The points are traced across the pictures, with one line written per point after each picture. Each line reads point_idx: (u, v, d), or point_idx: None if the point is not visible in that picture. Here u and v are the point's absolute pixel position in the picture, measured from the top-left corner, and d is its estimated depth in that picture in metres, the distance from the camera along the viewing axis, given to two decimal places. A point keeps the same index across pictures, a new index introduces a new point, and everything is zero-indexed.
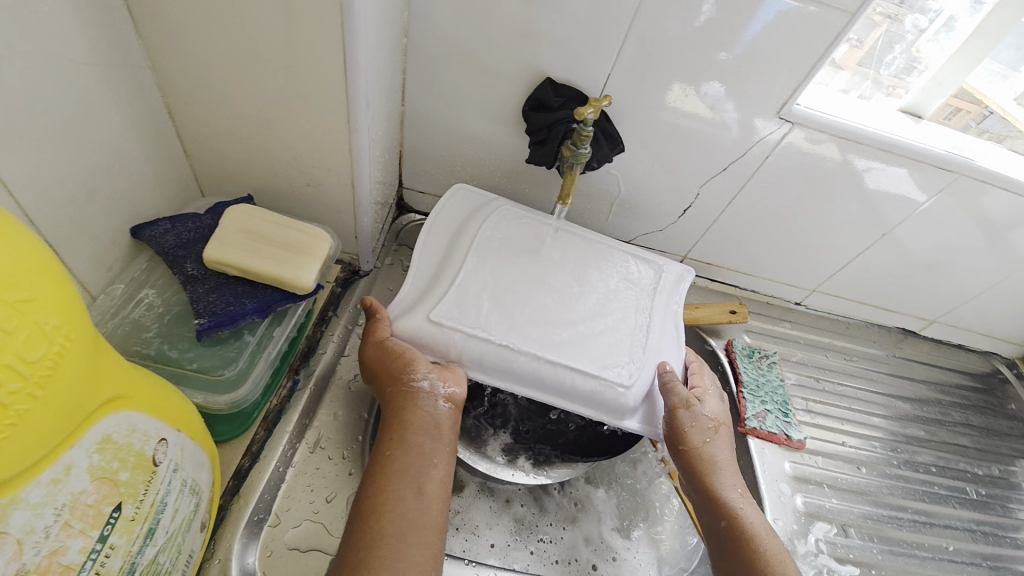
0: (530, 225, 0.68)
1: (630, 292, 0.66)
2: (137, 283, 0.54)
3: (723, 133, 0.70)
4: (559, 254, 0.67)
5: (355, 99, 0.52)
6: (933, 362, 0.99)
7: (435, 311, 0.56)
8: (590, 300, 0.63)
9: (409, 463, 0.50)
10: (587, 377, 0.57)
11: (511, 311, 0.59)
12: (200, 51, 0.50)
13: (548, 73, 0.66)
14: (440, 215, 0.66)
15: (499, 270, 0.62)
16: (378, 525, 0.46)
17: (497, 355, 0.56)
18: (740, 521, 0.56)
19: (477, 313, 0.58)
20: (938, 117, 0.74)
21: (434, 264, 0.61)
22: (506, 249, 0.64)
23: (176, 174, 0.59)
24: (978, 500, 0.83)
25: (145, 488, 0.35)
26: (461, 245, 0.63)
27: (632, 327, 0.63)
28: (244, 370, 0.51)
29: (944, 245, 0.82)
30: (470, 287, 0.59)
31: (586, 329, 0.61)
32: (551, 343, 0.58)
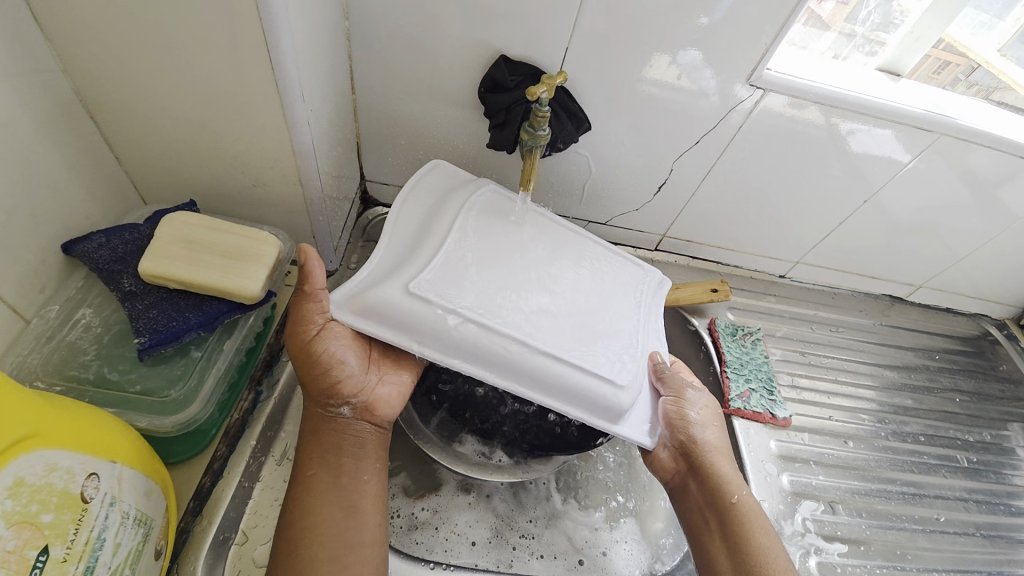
0: (501, 201, 0.62)
1: (614, 289, 0.62)
2: (72, 303, 0.51)
3: (693, 104, 0.67)
4: (531, 232, 0.61)
5: (288, 91, 0.48)
6: (921, 328, 0.97)
7: (415, 280, 0.49)
8: (569, 285, 0.58)
9: (334, 484, 0.50)
10: (586, 377, 0.51)
11: (494, 289, 0.53)
12: (112, 48, 0.46)
13: (503, 51, 0.62)
14: (415, 189, 0.60)
15: (480, 245, 0.56)
16: (308, 550, 0.47)
17: (482, 335, 0.49)
18: (741, 505, 0.56)
19: (458, 290, 0.51)
20: (926, 72, 0.71)
21: (409, 240, 0.55)
22: (489, 223, 0.59)
23: (110, 183, 0.55)
24: (967, 467, 0.82)
25: (75, 527, 0.33)
26: (442, 216, 0.57)
27: (620, 324, 0.59)
28: (193, 388, 0.49)
29: (929, 207, 0.79)
30: (451, 261, 0.53)
31: (576, 327, 0.55)
32: (541, 330, 0.52)
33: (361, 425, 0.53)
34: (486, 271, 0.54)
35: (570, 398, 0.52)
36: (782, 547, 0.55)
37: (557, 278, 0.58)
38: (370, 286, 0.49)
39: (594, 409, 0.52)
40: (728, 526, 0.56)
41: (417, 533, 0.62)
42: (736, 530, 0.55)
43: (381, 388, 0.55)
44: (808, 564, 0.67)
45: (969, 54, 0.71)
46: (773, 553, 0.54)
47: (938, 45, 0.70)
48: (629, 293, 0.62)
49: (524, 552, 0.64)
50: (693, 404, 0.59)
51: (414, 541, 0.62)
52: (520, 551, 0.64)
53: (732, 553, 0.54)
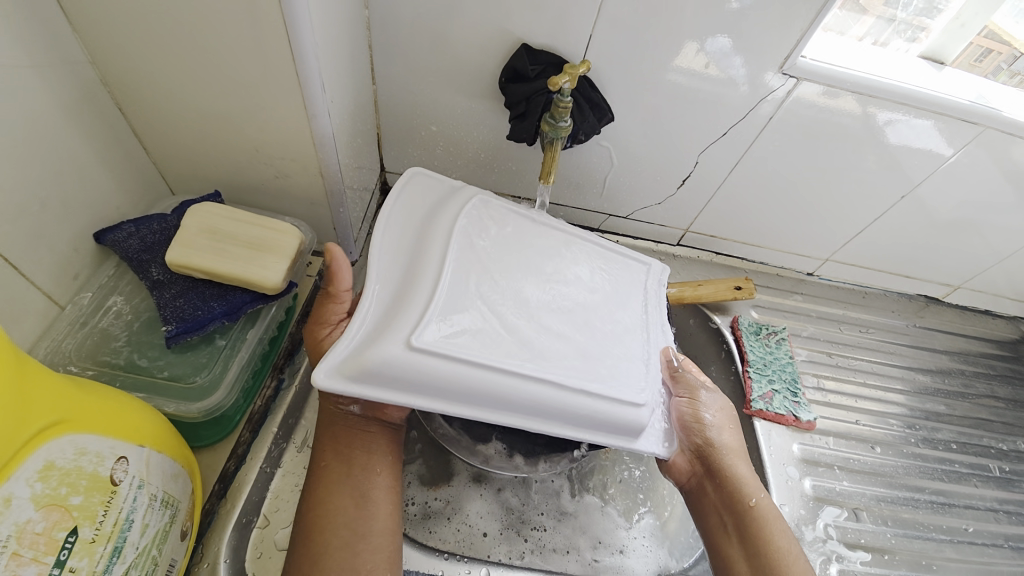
0: (492, 213, 0.59)
1: (619, 290, 0.60)
2: (105, 290, 0.52)
3: (720, 94, 0.65)
4: (525, 242, 0.58)
5: (308, 81, 0.48)
6: (957, 330, 0.93)
7: (415, 337, 0.45)
8: (571, 302, 0.56)
9: (343, 476, 0.51)
10: (604, 402, 0.50)
11: (500, 315, 0.51)
12: (138, 41, 0.46)
13: (525, 39, 0.61)
14: (401, 201, 0.56)
15: (477, 264, 0.53)
16: (319, 537, 0.48)
17: (488, 381, 0.47)
18: (758, 510, 0.55)
19: (464, 328, 0.48)
20: (967, 60, 0.67)
21: (404, 261, 0.51)
22: (480, 235, 0.56)
23: (138, 174, 0.57)
24: (1001, 477, 0.78)
25: (105, 508, 0.35)
26: (432, 233, 0.53)
27: (627, 329, 0.57)
28: (218, 376, 0.50)
29: (971, 204, 0.75)
30: (450, 292, 0.50)
31: (587, 340, 0.54)
32: (553, 358, 0.50)
33: (370, 422, 0.54)
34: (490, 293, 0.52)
35: (590, 424, 0.50)
36: (801, 548, 0.54)
37: (557, 284, 0.57)
38: (367, 344, 0.45)
39: (612, 429, 0.51)
40: (746, 530, 0.55)
41: (431, 523, 0.63)
42: (755, 533, 0.54)
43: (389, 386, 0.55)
44: (828, 572, 0.65)
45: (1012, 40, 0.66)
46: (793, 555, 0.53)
47: (982, 31, 0.65)
48: (632, 290, 0.62)
49: (535, 546, 0.64)
50: (708, 406, 0.58)
51: (428, 531, 0.62)
52: (534, 545, 0.64)
53: (750, 556, 0.54)
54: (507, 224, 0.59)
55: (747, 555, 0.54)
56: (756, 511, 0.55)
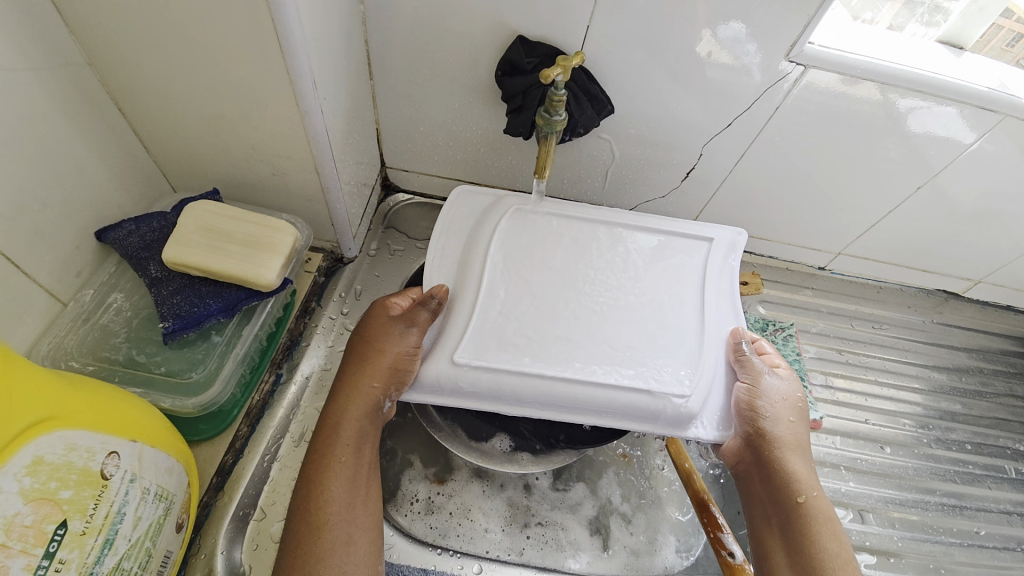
0: (541, 221, 0.60)
1: (680, 275, 0.59)
2: (106, 287, 0.54)
3: (727, 83, 0.63)
4: (575, 245, 0.59)
5: (299, 79, 0.48)
6: (977, 327, 0.89)
7: (458, 353, 0.51)
8: (622, 299, 0.56)
9: (350, 473, 0.48)
10: (645, 393, 0.51)
11: (546, 323, 0.53)
12: (133, 42, 0.47)
13: (521, 31, 0.60)
14: (452, 214, 0.60)
15: (520, 272, 0.56)
16: (320, 534, 0.45)
17: (550, 387, 0.50)
18: (812, 513, 0.49)
19: (505, 338, 0.52)
20: (999, 44, 0.65)
21: (456, 273, 0.56)
22: (528, 244, 0.58)
23: (139, 173, 0.58)
24: (1019, 480, 0.76)
25: (95, 502, 0.36)
26: (480, 245, 0.58)
27: (682, 315, 0.56)
28: (213, 372, 0.51)
29: (994, 194, 0.72)
30: (489, 303, 0.54)
31: (635, 330, 0.55)
32: (593, 357, 0.52)
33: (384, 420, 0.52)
34: (526, 300, 0.55)
35: (635, 416, 0.51)
36: (856, 558, 0.48)
37: (620, 281, 0.58)
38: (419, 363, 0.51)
39: (661, 418, 0.51)
40: (795, 529, 0.49)
41: (431, 518, 0.64)
42: (801, 534, 0.49)
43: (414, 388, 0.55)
44: None
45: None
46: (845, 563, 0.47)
47: (1011, 16, 0.64)
48: (688, 267, 0.59)
49: (537, 540, 0.64)
50: (770, 395, 0.53)
51: (429, 526, 0.63)
52: (532, 540, 0.64)
53: (795, 559, 0.48)
54: (559, 228, 0.60)
55: (790, 555, 0.49)
56: (805, 510, 0.49)
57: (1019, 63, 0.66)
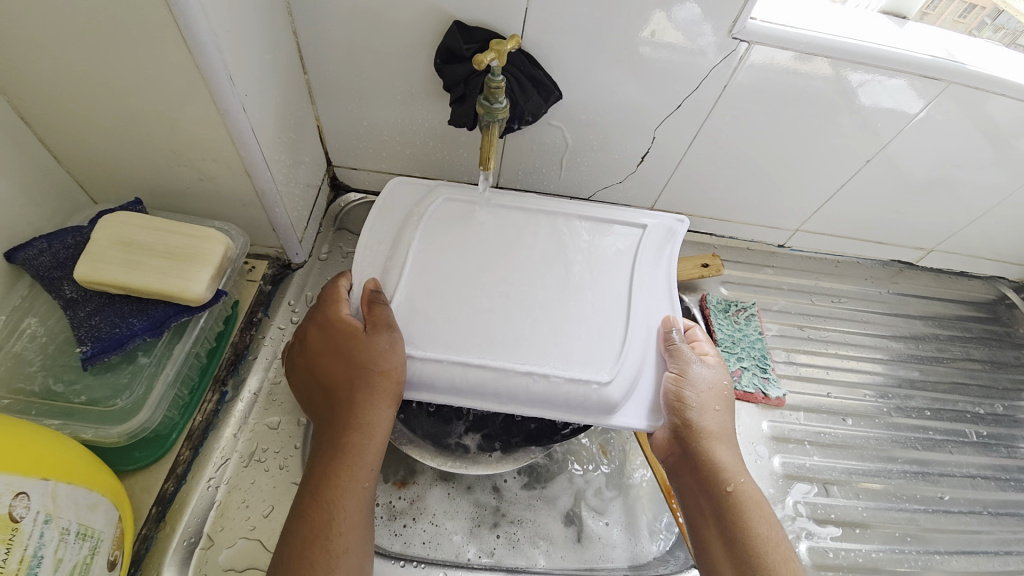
0: (472, 211, 0.60)
1: (609, 263, 0.58)
2: (20, 312, 0.50)
3: (677, 61, 0.61)
4: (509, 233, 0.59)
5: (213, 76, 0.45)
6: (932, 295, 0.91)
7: None
8: (550, 286, 0.56)
9: (364, 494, 0.47)
10: (562, 379, 0.50)
11: (474, 311, 0.53)
12: (21, 40, 0.42)
13: (457, 17, 0.57)
14: (383, 209, 0.60)
15: (447, 263, 0.56)
16: (338, 562, 0.44)
17: (482, 375, 0.50)
18: (741, 500, 0.50)
19: (430, 323, 0.52)
20: (953, 16, 0.66)
21: (380, 266, 0.55)
22: (458, 236, 0.58)
23: (51, 185, 0.54)
24: (977, 442, 0.78)
25: (5, 546, 0.33)
26: (407, 237, 0.57)
27: (608, 304, 0.55)
28: (141, 397, 0.48)
29: (941, 164, 0.73)
30: (411, 294, 0.53)
31: (565, 318, 0.54)
32: (513, 346, 0.51)
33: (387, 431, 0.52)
34: (450, 289, 0.54)
35: (559, 404, 0.51)
36: (787, 537, 0.49)
37: (554, 269, 0.57)
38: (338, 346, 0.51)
39: (580, 406, 0.51)
40: (728, 517, 0.50)
41: (395, 524, 0.62)
42: (733, 522, 0.49)
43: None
44: (798, 549, 0.64)
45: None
46: (777, 544, 0.48)
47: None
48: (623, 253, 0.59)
49: (508, 539, 0.63)
50: (696, 384, 0.52)
51: (393, 533, 0.61)
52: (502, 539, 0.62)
53: (730, 548, 0.49)
54: (489, 217, 0.60)
55: (724, 543, 0.49)
56: (734, 498, 0.50)
57: (970, 34, 0.67)
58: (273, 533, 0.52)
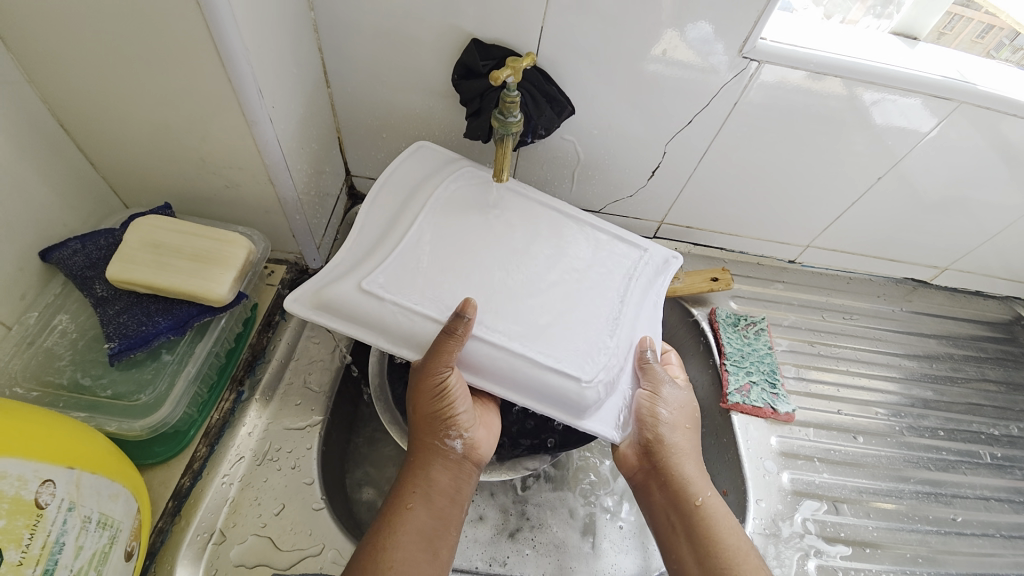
0: (481, 192, 0.61)
1: (602, 276, 0.59)
2: (52, 309, 0.53)
3: (687, 79, 0.63)
4: (515, 223, 0.60)
5: (242, 88, 0.47)
6: (946, 313, 0.90)
7: (369, 279, 0.50)
8: (544, 277, 0.56)
9: (429, 523, 0.49)
10: (542, 366, 0.50)
11: (467, 281, 0.53)
12: (68, 53, 0.46)
13: (474, 35, 0.60)
14: (388, 181, 0.60)
15: (446, 236, 0.56)
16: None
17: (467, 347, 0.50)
18: (710, 515, 0.52)
19: (420, 281, 0.52)
20: (970, 36, 0.67)
21: (380, 232, 0.56)
22: (460, 215, 0.58)
23: (87, 189, 0.57)
24: (993, 465, 0.76)
25: (30, 531, 0.34)
26: (411, 210, 0.57)
27: (599, 312, 0.56)
28: (163, 392, 0.50)
29: (954, 182, 0.73)
30: (408, 260, 0.53)
31: (554, 312, 0.54)
32: (502, 328, 0.51)
33: (467, 465, 0.53)
34: (449, 256, 0.55)
35: (537, 395, 0.50)
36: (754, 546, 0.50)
37: (548, 264, 0.58)
38: (330, 280, 0.51)
39: (554, 399, 0.50)
40: (698, 530, 0.51)
41: None
42: (703, 536, 0.51)
43: (481, 428, 0.55)
44: (806, 567, 0.63)
45: (1010, 17, 0.66)
46: (748, 553, 0.50)
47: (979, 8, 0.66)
48: (615, 272, 0.60)
49: (527, 545, 0.63)
50: (668, 402, 0.55)
51: None
52: (514, 547, 0.62)
53: (702, 564, 0.50)
54: (497, 203, 0.61)
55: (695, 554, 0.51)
56: (704, 512, 0.52)
57: (989, 54, 0.68)
58: (284, 532, 0.53)
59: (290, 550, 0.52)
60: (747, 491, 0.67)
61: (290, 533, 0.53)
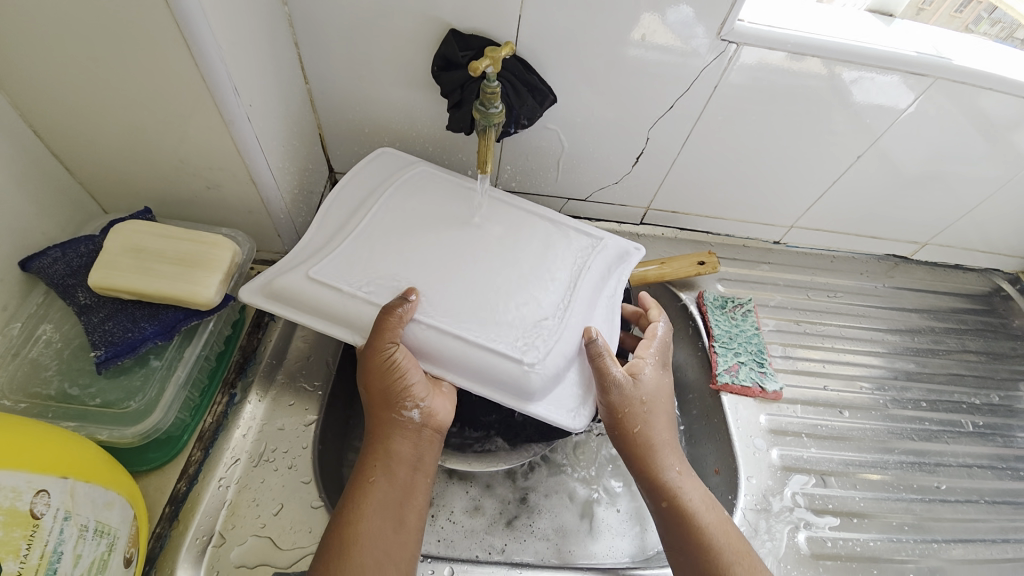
0: (457, 195, 0.63)
1: (557, 263, 0.60)
2: (35, 318, 0.52)
3: (667, 63, 0.63)
4: (493, 224, 0.61)
5: (218, 87, 0.47)
6: (927, 288, 0.92)
7: (317, 269, 0.53)
8: (498, 264, 0.57)
9: (391, 495, 0.50)
10: (484, 350, 0.51)
11: (417, 268, 0.55)
12: (34, 57, 0.44)
13: (453, 25, 0.59)
14: (351, 181, 0.62)
15: (396, 226, 0.58)
16: (356, 559, 0.47)
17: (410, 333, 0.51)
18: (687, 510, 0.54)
19: (369, 268, 0.54)
20: (948, 11, 0.68)
21: (339, 225, 0.58)
22: (416, 207, 0.60)
23: (65, 196, 0.56)
24: (975, 432, 0.79)
25: (28, 542, 0.34)
26: (368, 206, 0.59)
27: (550, 296, 0.56)
28: (153, 398, 0.49)
29: (932, 158, 0.74)
30: (357, 250, 0.55)
31: (505, 297, 0.55)
32: (449, 313, 0.52)
33: (427, 433, 0.54)
34: (402, 245, 0.56)
35: (487, 379, 0.51)
36: (737, 540, 0.53)
37: (505, 251, 0.59)
38: (280, 273, 0.53)
39: (498, 382, 0.51)
40: (678, 530, 0.54)
41: None
42: (683, 531, 0.53)
43: (441, 395, 0.55)
44: (797, 540, 0.65)
45: None
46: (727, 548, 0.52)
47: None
48: (571, 259, 0.61)
49: (523, 532, 0.64)
50: (625, 399, 0.55)
51: None
52: (512, 534, 0.63)
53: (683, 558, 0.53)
54: (476, 205, 0.62)
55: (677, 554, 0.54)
56: (682, 508, 0.54)
57: (968, 27, 0.69)
58: (283, 531, 0.53)
59: (290, 548, 0.53)
60: (738, 468, 0.69)
61: (289, 532, 0.53)
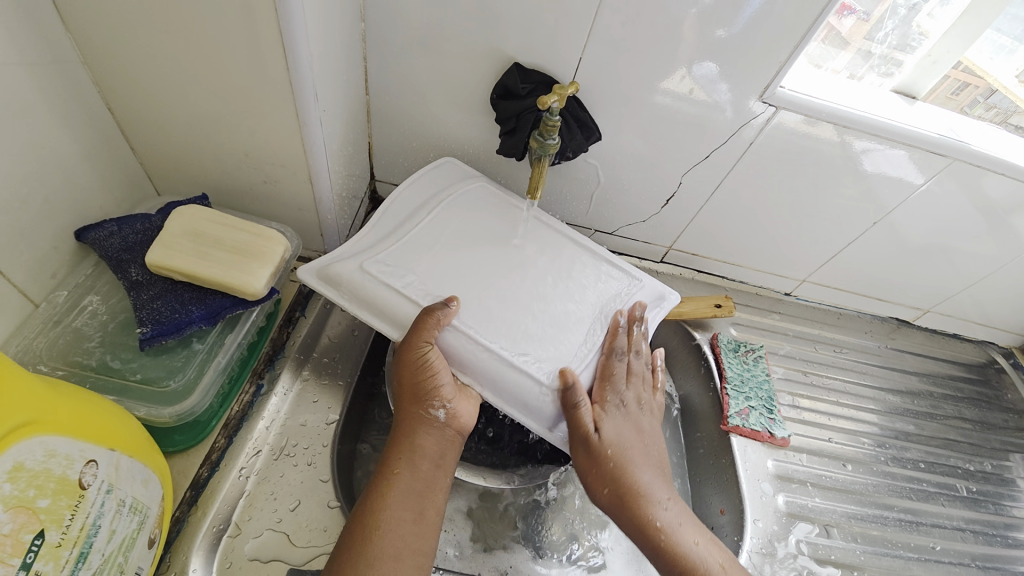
0: (499, 214, 0.64)
1: (588, 295, 0.60)
2: (81, 289, 0.53)
3: (706, 118, 0.67)
4: (532, 247, 0.62)
5: (301, 91, 0.49)
6: (925, 352, 0.96)
7: (371, 262, 0.54)
8: (545, 285, 0.59)
9: (412, 489, 0.49)
10: (516, 371, 0.52)
11: (473, 273, 0.57)
12: (130, 43, 0.47)
13: (515, 58, 0.62)
14: (417, 183, 0.65)
15: (438, 232, 0.60)
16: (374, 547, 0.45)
17: (454, 343, 0.52)
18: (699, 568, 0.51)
19: (423, 262, 0.56)
20: (943, 93, 0.71)
21: (398, 221, 0.60)
22: (463, 216, 0.62)
23: (124, 174, 0.57)
24: (969, 498, 0.81)
25: (72, 513, 0.35)
26: (423, 210, 0.61)
27: (579, 324, 0.57)
28: (192, 380, 0.50)
29: (941, 232, 0.79)
30: (411, 249, 0.57)
31: (545, 320, 0.56)
32: (489, 327, 0.54)
33: (450, 433, 0.53)
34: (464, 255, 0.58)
35: (503, 393, 0.53)
36: None
37: (550, 275, 0.60)
38: (338, 260, 0.55)
39: (523, 404, 0.53)
40: (656, 569, 0.53)
41: None
42: None
43: (467, 399, 0.54)
44: None
45: (986, 76, 0.71)
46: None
47: (958, 66, 0.69)
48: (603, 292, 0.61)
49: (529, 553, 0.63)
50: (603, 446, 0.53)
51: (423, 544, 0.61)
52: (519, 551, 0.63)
53: None
54: (518, 227, 0.64)
55: None
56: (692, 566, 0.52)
57: (961, 111, 0.72)
58: (299, 528, 0.54)
59: (305, 546, 0.53)
60: (744, 511, 0.71)
61: (305, 530, 0.54)
